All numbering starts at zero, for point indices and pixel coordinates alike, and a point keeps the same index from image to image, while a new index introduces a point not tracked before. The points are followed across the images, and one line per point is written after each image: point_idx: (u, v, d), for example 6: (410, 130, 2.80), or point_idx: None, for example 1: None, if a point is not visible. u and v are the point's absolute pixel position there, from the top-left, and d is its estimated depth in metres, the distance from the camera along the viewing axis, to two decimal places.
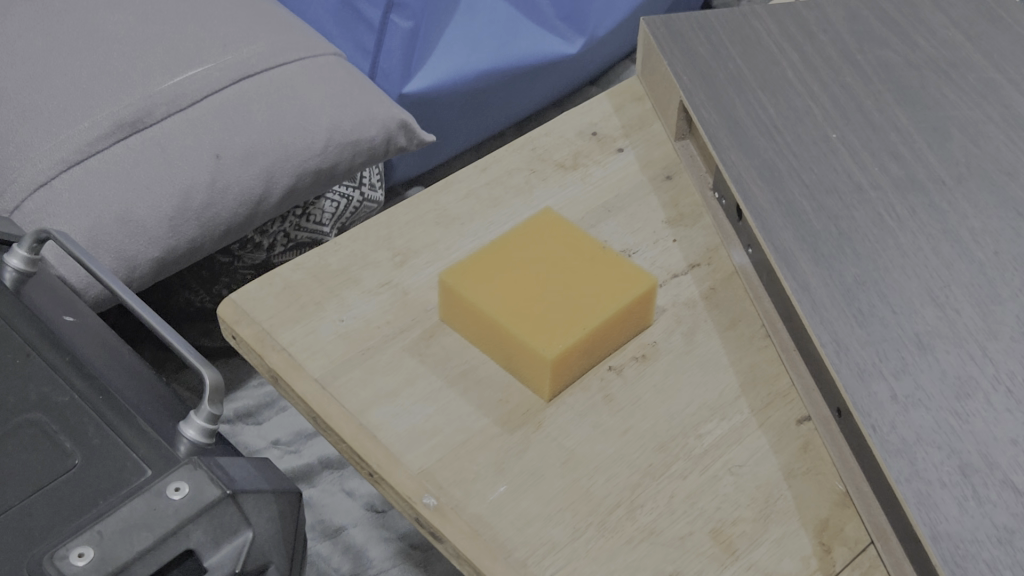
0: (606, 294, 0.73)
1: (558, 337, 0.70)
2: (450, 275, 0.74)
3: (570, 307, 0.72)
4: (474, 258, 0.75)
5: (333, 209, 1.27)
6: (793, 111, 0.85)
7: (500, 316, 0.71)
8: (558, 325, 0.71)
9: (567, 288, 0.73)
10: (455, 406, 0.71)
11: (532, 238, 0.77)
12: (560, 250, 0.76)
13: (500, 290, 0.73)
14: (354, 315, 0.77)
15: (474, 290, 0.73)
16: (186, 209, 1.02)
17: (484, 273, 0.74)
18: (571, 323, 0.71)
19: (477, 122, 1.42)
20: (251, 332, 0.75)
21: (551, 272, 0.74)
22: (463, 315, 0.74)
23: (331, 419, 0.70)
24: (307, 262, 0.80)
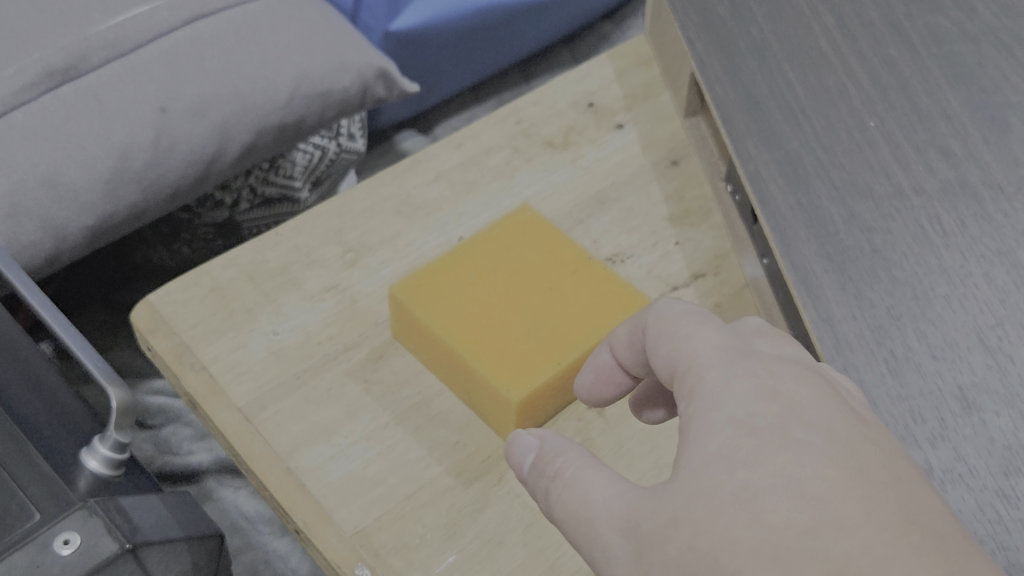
0: (589, 318, 0.61)
1: (527, 375, 0.58)
2: (402, 290, 0.62)
3: (544, 334, 0.60)
4: (432, 268, 0.63)
5: (306, 162, 1.13)
6: (824, 91, 0.72)
7: (458, 344, 0.59)
8: (528, 359, 0.59)
9: (541, 309, 0.61)
10: (402, 449, 0.60)
11: (503, 242, 0.65)
12: (536, 260, 0.64)
13: (462, 308, 0.61)
14: (292, 327, 0.65)
15: (430, 310, 0.61)
16: (125, 169, 0.89)
17: (442, 287, 0.62)
18: (546, 356, 0.59)
19: (472, 60, 1.25)
20: (167, 346, 0.64)
21: (524, 287, 0.62)
22: (418, 338, 0.62)
23: (251, 460, 0.59)
24: (241, 257, 0.68)
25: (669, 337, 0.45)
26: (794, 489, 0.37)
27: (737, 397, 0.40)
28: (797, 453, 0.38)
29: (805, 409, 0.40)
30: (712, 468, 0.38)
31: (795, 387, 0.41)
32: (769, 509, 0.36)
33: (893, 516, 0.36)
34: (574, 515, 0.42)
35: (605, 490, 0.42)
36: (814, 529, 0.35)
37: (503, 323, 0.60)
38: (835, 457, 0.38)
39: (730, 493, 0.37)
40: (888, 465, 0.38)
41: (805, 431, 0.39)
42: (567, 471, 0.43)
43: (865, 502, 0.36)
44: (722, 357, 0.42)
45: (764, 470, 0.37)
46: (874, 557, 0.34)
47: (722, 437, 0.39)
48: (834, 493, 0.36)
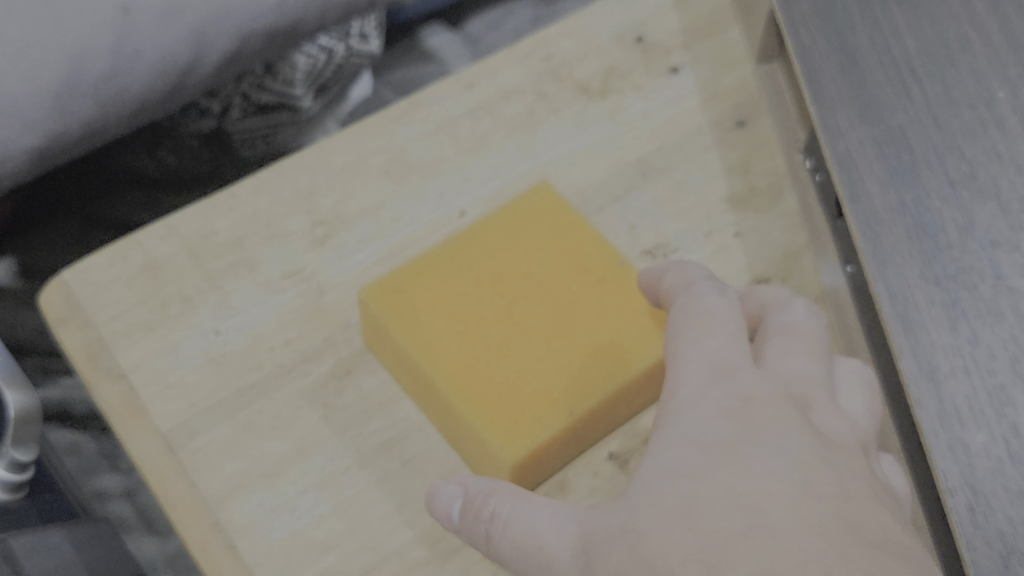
0: (615, 347, 0.47)
1: (529, 428, 0.44)
2: (375, 297, 0.48)
3: (555, 367, 0.46)
4: (416, 266, 0.48)
5: (310, 68, 0.88)
6: (943, 44, 0.55)
7: (442, 378, 0.45)
8: (531, 403, 0.45)
9: (553, 329, 0.47)
10: (363, 504, 0.46)
11: (514, 233, 0.50)
12: (553, 260, 0.49)
13: (444, 319, 0.47)
14: (239, 326, 0.51)
15: (409, 327, 0.47)
16: (78, 81, 0.71)
17: (423, 294, 0.48)
18: (556, 399, 0.45)
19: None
20: (79, 342, 0.50)
21: (533, 298, 0.48)
22: (394, 355, 0.48)
23: (171, 508, 0.46)
24: (183, 226, 0.54)
25: (672, 336, 0.39)
26: (730, 499, 0.32)
27: (701, 409, 0.35)
28: (743, 466, 0.33)
29: (769, 425, 0.34)
30: (658, 480, 0.33)
31: (765, 403, 0.35)
32: (705, 518, 0.31)
33: (828, 525, 0.31)
34: (520, 552, 0.35)
35: (553, 520, 0.35)
36: (744, 534, 0.31)
37: (502, 346, 0.46)
38: (786, 469, 0.33)
39: (670, 501, 0.32)
40: (846, 485, 0.33)
41: (757, 443, 0.34)
42: (506, 506, 0.36)
43: (804, 510, 0.31)
44: (704, 363, 0.37)
45: (705, 481, 0.33)
46: (799, 561, 0.30)
47: (674, 451, 0.34)
48: (773, 501, 0.32)
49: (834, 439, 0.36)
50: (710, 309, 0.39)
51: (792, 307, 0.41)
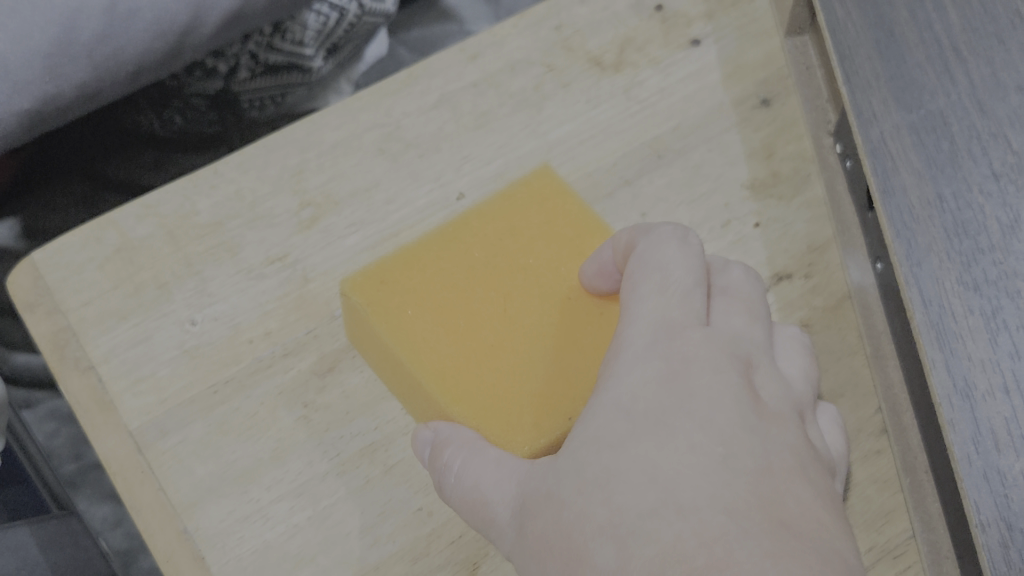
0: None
1: (530, 441, 0.39)
2: (358, 288, 0.42)
3: (561, 373, 0.40)
4: (404, 256, 0.43)
5: (321, 26, 0.83)
6: (992, 19, 0.51)
7: (434, 385, 0.40)
8: (533, 412, 0.40)
9: (554, 325, 0.41)
10: (343, 514, 0.43)
11: (516, 217, 0.44)
12: (560, 248, 0.43)
13: (432, 313, 0.41)
14: (217, 317, 0.48)
15: (396, 325, 0.41)
16: (71, 41, 0.67)
17: (409, 285, 0.42)
18: (560, 408, 0.40)
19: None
20: (47, 330, 0.47)
21: (535, 294, 0.42)
22: (381, 352, 0.43)
23: (138, 513, 0.43)
24: (161, 205, 0.51)
25: (625, 291, 0.38)
26: (647, 473, 0.31)
27: (636, 374, 0.34)
28: (667, 441, 0.32)
29: (703, 394, 0.33)
30: (588, 448, 0.33)
31: (703, 370, 0.34)
32: (620, 493, 0.31)
33: (742, 501, 0.30)
34: (467, 505, 0.35)
35: (497, 476, 0.35)
36: (654, 509, 0.30)
37: (500, 347, 0.41)
38: (709, 443, 0.32)
39: (594, 468, 0.32)
40: (770, 456, 0.32)
41: (685, 414, 0.33)
42: (457, 460, 0.36)
43: (720, 486, 0.31)
44: (647, 327, 0.36)
45: (627, 453, 0.32)
46: (702, 540, 0.29)
47: (603, 420, 0.33)
48: (689, 476, 0.31)
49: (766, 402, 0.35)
50: (668, 265, 0.37)
51: (731, 272, 0.40)
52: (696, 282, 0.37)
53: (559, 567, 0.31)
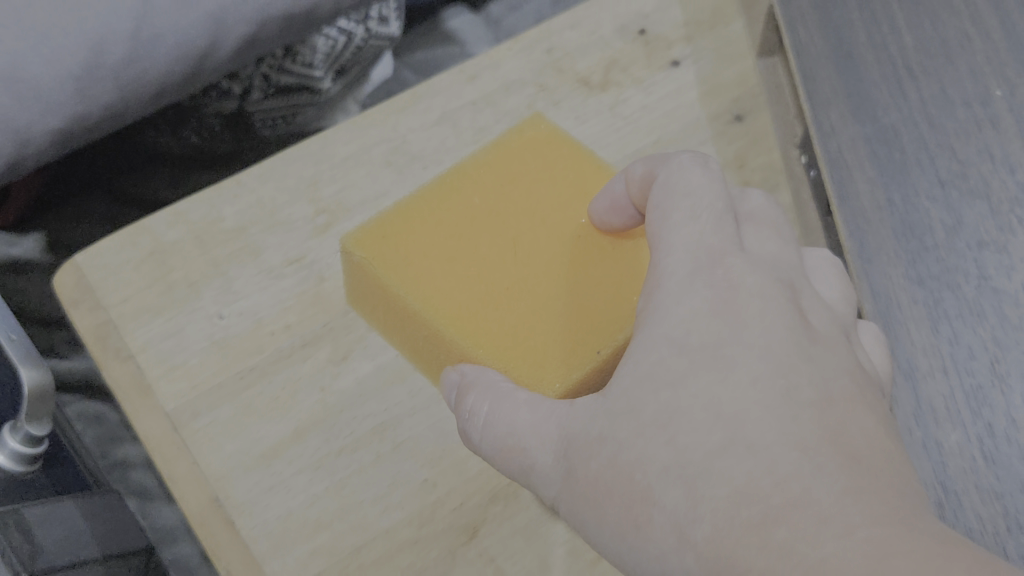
0: (631, 283, 0.45)
1: (554, 371, 0.42)
2: (371, 253, 0.45)
3: (576, 309, 0.44)
4: (409, 220, 0.46)
5: (330, 50, 0.89)
6: (941, 42, 0.57)
7: (452, 327, 0.43)
8: (555, 346, 0.43)
9: (564, 268, 0.45)
10: (356, 485, 0.48)
11: (503, 172, 0.48)
12: (553, 202, 0.47)
13: (445, 267, 0.45)
14: (242, 311, 0.53)
15: (413, 280, 0.44)
16: (99, 65, 0.72)
17: (419, 246, 0.45)
18: (580, 341, 0.43)
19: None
20: (90, 323, 0.52)
21: (536, 238, 0.46)
22: (390, 302, 0.46)
23: (175, 484, 0.48)
24: (190, 212, 0.56)
25: (657, 218, 0.38)
26: (711, 412, 0.31)
27: (683, 306, 0.34)
28: (726, 373, 0.32)
29: (755, 320, 0.33)
30: (640, 388, 0.33)
31: (751, 295, 0.34)
32: (683, 433, 0.31)
33: (811, 436, 0.30)
34: (502, 451, 0.36)
35: (534, 421, 0.35)
36: (722, 449, 0.30)
37: (511, 288, 0.44)
38: (767, 374, 0.32)
39: (653, 408, 0.32)
40: (829, 385, 0.33)
41: (739, 343, 0.33)
42: (484, 405, 0.37)
43: (788, 423, 0.31)
44: (688, 254, 0.36)
45: (687, 389, 0.32)
46: (776, 479, 0.29)
47: (655, 356, 0.33)
48: (754, 414, 0.31)
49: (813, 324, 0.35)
50: (696, 191, 0.38)
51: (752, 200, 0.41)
52: (726, 208, 0.38)
53: (619, 512, 0.32)
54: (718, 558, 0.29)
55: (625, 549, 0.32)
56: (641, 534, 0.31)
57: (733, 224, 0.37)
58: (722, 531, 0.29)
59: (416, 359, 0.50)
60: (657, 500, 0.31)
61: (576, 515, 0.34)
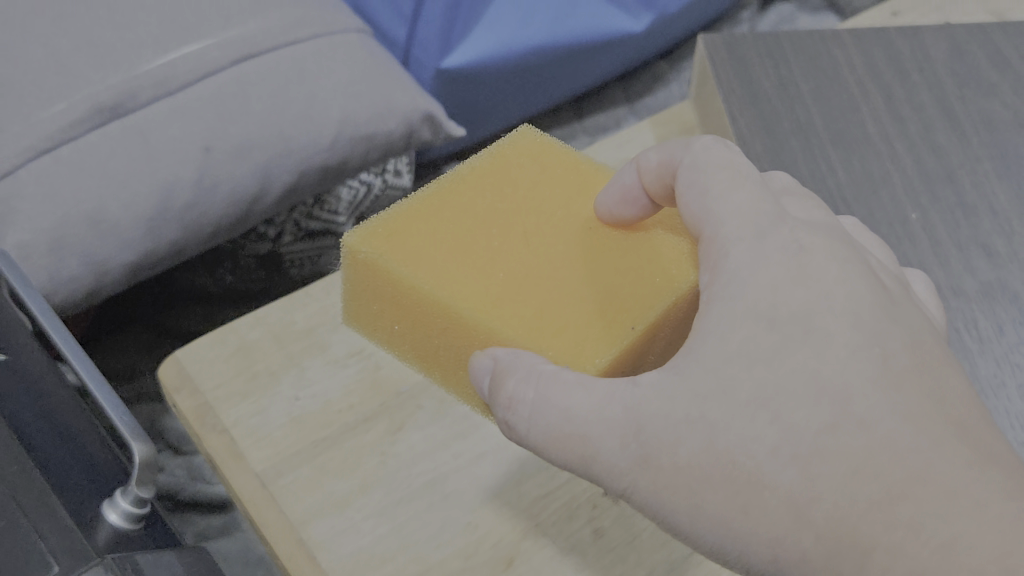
0: (644, 266, 0.52)
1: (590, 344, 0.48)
2: (396, 264, 0.51)
3: (601, 293, 0.50)
4: (423, 234, 0.52)
5: (351, 198, 1.06)
6: (868, 177, 0.72)
7: (479, 310, 0.49)
8: (588, 324, 0.49)
9: (578, 261, 0.52)
10: (413, 527, 0.59)
11: (499, 179, 0.55)
12: (550, 211, 0.54)
13: (467, 267, 0.51)
14: (313, 394, 0.65)
15: (440, 282, 0.50)
16: (167, 209, 0.90)
17: (437, 253, 0.51)
18: (610, 318, 0.49)
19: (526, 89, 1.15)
20: (191, 405, 0.64)
21: (544, 234, 0.53)
22: (408, 299, 0.52)
23: (267, 528, 0.59)
24: (268, 317, 0.69)
25: (697, 196, 0.48)
26: (813, 383, 0.40)
27: (753, 267, 0.44)
28: (820, 345, 0.41)
29: (834, 283, 0.43)
30: (728, 366, 0.41)
31: (819, 253, 0.44)
32: (787, 411, 0.40)
33: (916, 406, 0.41)
34: (558, 439, 0.42)
35: (590, 406, 0.42)
36: (835, 426, 0.40)
37: (532, 278, 0.50)
38: (848, 334, 0.42)
39: (747, 391, 0.41)
40: (915, 347, 0.43)
41: (821, 310, 0.42)
42: (530, 392, 0.43)
43: (888, 393, 0.41)
44: (744, 220, 0.46)
45: (784, 364, 0.41)
46: (891, 453, 0.39)
47: (743, 330, 0.42)
48: (850, 383, 0.41)
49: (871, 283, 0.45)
50: (729, 161, 0.48)
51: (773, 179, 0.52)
52: (766, 192, 0.47)
53: (725, 500, 0.40)
54: (840, 533, 0.39)
55: (725, 532, 0.41)
56: (749, 516, 0.40)
57: (776, 205, 0.47)
58: (845, 508, 0.39)
59: (432, 356, 0.56)
60: (766, 479, 0.40)
61: (651, 496, 0.42)
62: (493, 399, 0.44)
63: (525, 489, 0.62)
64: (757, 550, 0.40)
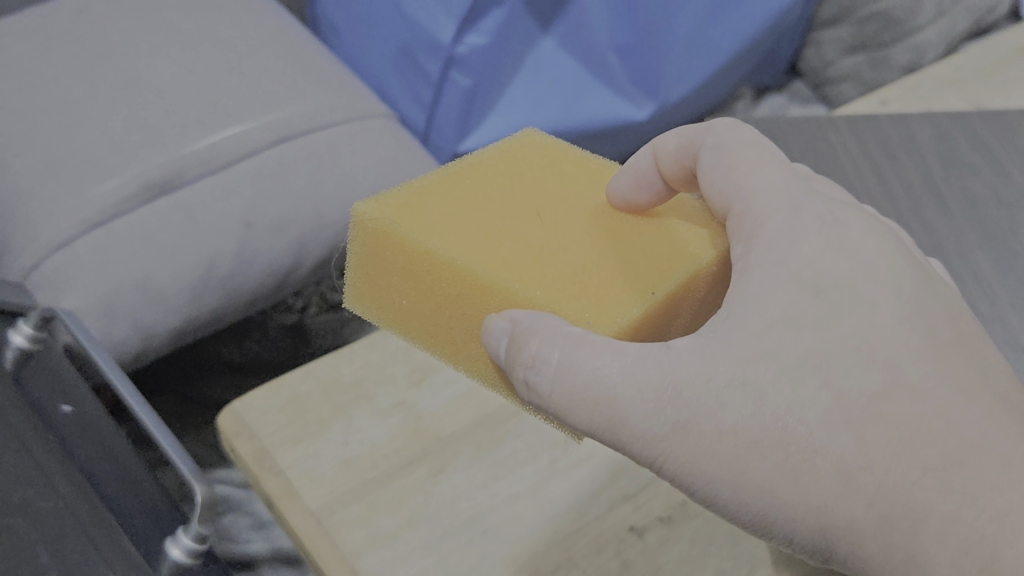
0: (659, 244, 0.53)
1: (615, 303, 0.48)
2: (406, 227, 0.51)
3: (617, 262, 0.50)
4: (434, 205, 0.52)
5: None
6: None
7: (496, 272, 0.49)
8: (608, 286, 0.49)
9: (592, 237, 0.52)
10: (456, 560, 0.65)
11: (508, 168, 0.57)
12: (562, 197, 0.55)
13: (480, 234, 0.51)
14: (361, 439, 0.71)
15: (453, 243, 0.50)
16: (210, 277, 0.98)
17: (449, 220, 0.52)
18: (629, 282, 0.49)
19: None
20: (250, 449, 0.70)
21: (556, 213, 0.53)
22: (419, 268, 0.51)
23: (322, 558, 0.64)
24: (317, 371, 0.75)
25: (724, 174, 0.54)
26: (862, 352, 0.45)
27: (790, 233, 0.49)
28: (866, 313, 0.46)
29: (873, 252, 0.49)
30: (776, 329, 0.45)
31: (854, 228, 0.50)
32: (837, 378, 0.44)
33: (960, 377, 0.46)
34: (585, 400, 0.44)
35: (622, 369, 0.44)
36: (885, 394, 0.44)
37: (547, 247, 0.51)
38: (881, 294, 0.47)
39: (793, 357, 0.45)
40: (946, 323, 0.49)
41: (863, 281, 0.47)
42: (555, 352, 0.43)
43: (928, 354, 0.46)
44: (777, 196, 0.52)
45: (832, 330, 0.45)
46: (942, 416, 0.45)
47: (788, 296, 0.46)
48: (895, 344, 0.45)
49: (909, 263, 0.50)
50: (754, 139, 0.56)
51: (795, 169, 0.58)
52: (797, 180, 0.53)
53: (775, 466, 0.44)
54: (891, 502, 0.44)
55: (768, 498, 0.45)
56: (798, 483, 0.44)
57: (803, 186, 0.53)
58: (896, 477, 0.44)
59: (441, 338, 0.55)
60: (818, 446, 0.44)
61: (686, 460, 0.45)
62: (513, 359, 0.45)
63: (557, 525, 0.67)
64: (804, 517, 0.45)
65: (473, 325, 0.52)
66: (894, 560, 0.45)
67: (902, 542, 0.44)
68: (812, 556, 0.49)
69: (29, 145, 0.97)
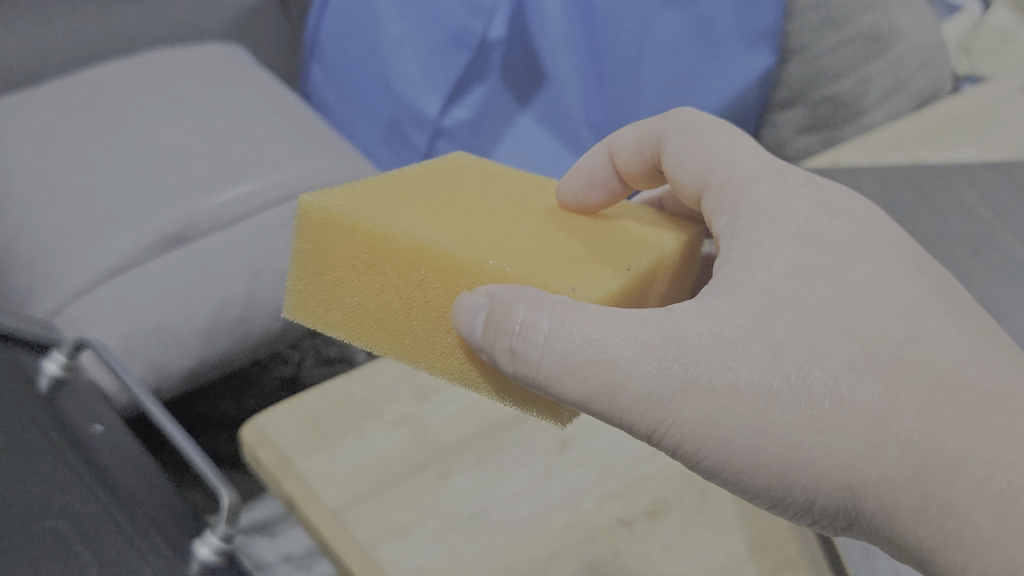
0: (602, 237, 0.61)
1: (591, 276, 0.56)
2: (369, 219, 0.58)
3: (562, 248, 0.59)
4: (389, 203, 0.60)
5: None
6: None
7: (462, 250, 0.56)
8: (561, 264, 0.57)
9: (537, 233, 0.61)
10: (463, 551, 0.71)
11: (449, 181, 0.65)
12: (504, 205, 0.64)
13: (438, 224, 0.58)
14: (373, 449, 0.78)
15: (416, 229, 0.57)
16: (219, 322, 1.07)
17: (406, 213, 0.59)
18: (578, 261, 0.58)
19: None
20: (272, 458, 0.76)
21: (503, 213, 0.62)
22: (377, 255, 0.58)
23: (341, 547, 0.70)
24: (331, 391, 0.83)
25: (696, 152, 0.64)
26: (875, 298, 0.50)
27: (776, 198, 0.57)
28: (870, 267, 0.52)
29: (864, 223, 0.56)
30: (787, 280, 0.51)
31: (841, 199, 0.58)
32: (855, 324, 0.49)
33: (975, 330, 0.50)
34: (573, 365, 0.50)
35: (618, 338, 0.50)
36: (908, 340, 0.48)
37: (500, 235, 0.59)
38: (876, 249, 0.54)
39: (806, 311, 0.50)
40: (951, 293, 0.53)
41: (868, 251, 0.53)
42: (543, 319, 0.50)
43: (938, 309, 0.50)
44: (754, 169, 0.60)
45: (842, 281, 0.51)
46: (970, 362, 0.47)
47: (793, 252, 0.53)
48: (902, 297, 0.50)
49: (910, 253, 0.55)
50: (710, 121, 0.66)
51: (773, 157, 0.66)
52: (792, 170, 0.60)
53: (801, 419, 0.47)
54: (929, 448, 0.45)
55: (800, 457, 0.48)
56: (824, 434, 0.47)
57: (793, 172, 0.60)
58: (930, 426, 0.45)
59: (401, 330, 0.60)
60: (844, 394, 0.47)
61: (694, 420, 0.50)
62: (494, 329, 0.51)
63: (553, 521, 0.74)
64: (833, 473, 0.47)
65: (437, 309, 0.58)
66: (930, 512, 0.45)
67: (942, 491, 0.44)
68: (832, 526, 0.53)
69: (51, 203, 1.05)
